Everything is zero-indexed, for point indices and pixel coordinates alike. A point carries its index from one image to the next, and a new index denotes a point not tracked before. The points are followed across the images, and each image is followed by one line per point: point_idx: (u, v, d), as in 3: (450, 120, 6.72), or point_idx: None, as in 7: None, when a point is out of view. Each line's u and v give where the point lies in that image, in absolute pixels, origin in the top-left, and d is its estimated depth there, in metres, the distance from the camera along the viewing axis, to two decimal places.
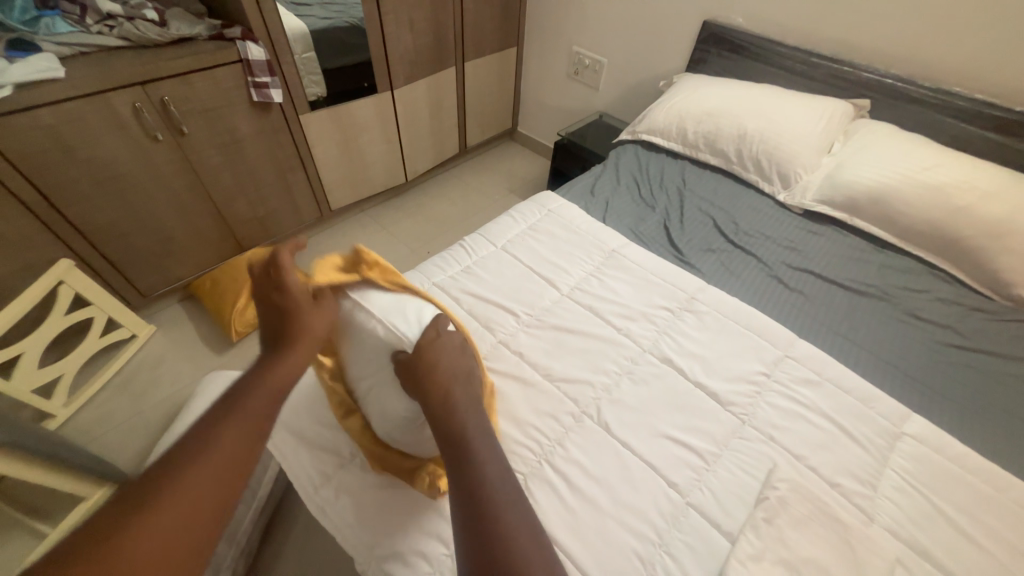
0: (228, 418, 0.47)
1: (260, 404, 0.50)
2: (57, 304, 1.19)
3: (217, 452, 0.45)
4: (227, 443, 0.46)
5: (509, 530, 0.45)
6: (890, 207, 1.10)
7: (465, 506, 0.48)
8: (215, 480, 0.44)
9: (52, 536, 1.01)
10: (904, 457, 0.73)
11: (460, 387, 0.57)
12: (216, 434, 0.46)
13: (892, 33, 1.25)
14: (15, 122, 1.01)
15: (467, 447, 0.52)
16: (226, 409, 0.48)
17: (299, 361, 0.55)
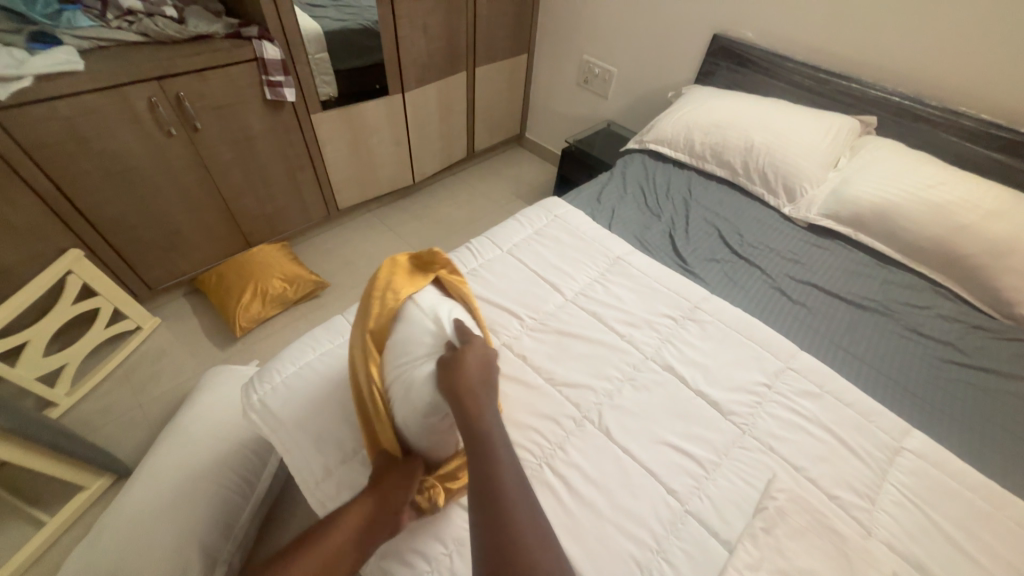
0: (318, 545, 0.60)
1: (340, 541, 0.61)
2: (64, 294, 1.20)
3: (298, 569, 0.59)
4: (308, 566, 0.59)
5: (524, 554, 0.51)
6: (895, 223, 1.10)
7: (485, 513, 0.53)
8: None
9: (50, 524, 1.01)
10: (903, 472, 0.74)
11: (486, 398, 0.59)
12: (305, 554, 0.60)
13: (900, 52, 1.26)
14: (34, 112, 1.02)
15: (492, 458, 0.56)
16: (321, 537, 0.61)
17: (384, 506, 0.61)
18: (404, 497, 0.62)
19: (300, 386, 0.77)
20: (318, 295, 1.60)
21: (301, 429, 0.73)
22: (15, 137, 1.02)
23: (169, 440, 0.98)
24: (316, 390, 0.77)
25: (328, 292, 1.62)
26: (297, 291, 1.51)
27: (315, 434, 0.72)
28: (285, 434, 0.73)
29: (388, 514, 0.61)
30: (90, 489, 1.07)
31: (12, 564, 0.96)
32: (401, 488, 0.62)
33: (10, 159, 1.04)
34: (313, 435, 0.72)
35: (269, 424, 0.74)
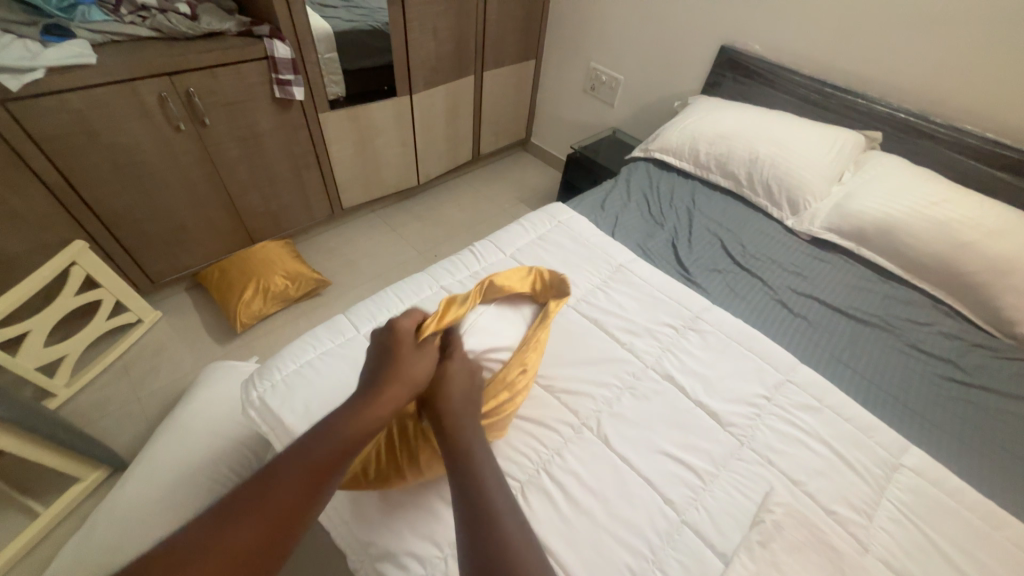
0: (303, 461, 0.54)
1: (330, 452, 0.55)
2: (68, 285, 1.20)
3: (285, 492, 0.51)
4: (293, 487, 0.52)
5: (513, 542, 0.51)
6: (897, 238, 1.11)
7: (471, 520, 0.52)
8: (280, 516, 0.50)
9: (44, 515, 1.01)
10: (901, 488, 0.74)
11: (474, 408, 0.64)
12: (289, 475, 0.53)
13: (906, 69, 1.27)
14: (45, 104, 1.03)
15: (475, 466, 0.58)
16: (304, 451, 0.55)
17: (382, 412, 0.60)
18: (400, 397, 0.62)
19: (301, 385, 0.77)
20: (320, 293, 1.60)
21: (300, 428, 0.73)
22: (25, 128, 1.03)
23: (167, 434, 0.98)
24: (316, 389, 0.77)
25: (330, 290, 1.62)
26: (299, 288, 1.51)
27: None
28: (284, 433, 0.73)
29: (384, 418, 0.60)
30: (86, 481, 1.07)
31: (4, 555, 0.95)
32: (402, 392, 0.62)
33: (19, 150, 1.04)
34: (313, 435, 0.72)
35: (268, 421, 0.74)
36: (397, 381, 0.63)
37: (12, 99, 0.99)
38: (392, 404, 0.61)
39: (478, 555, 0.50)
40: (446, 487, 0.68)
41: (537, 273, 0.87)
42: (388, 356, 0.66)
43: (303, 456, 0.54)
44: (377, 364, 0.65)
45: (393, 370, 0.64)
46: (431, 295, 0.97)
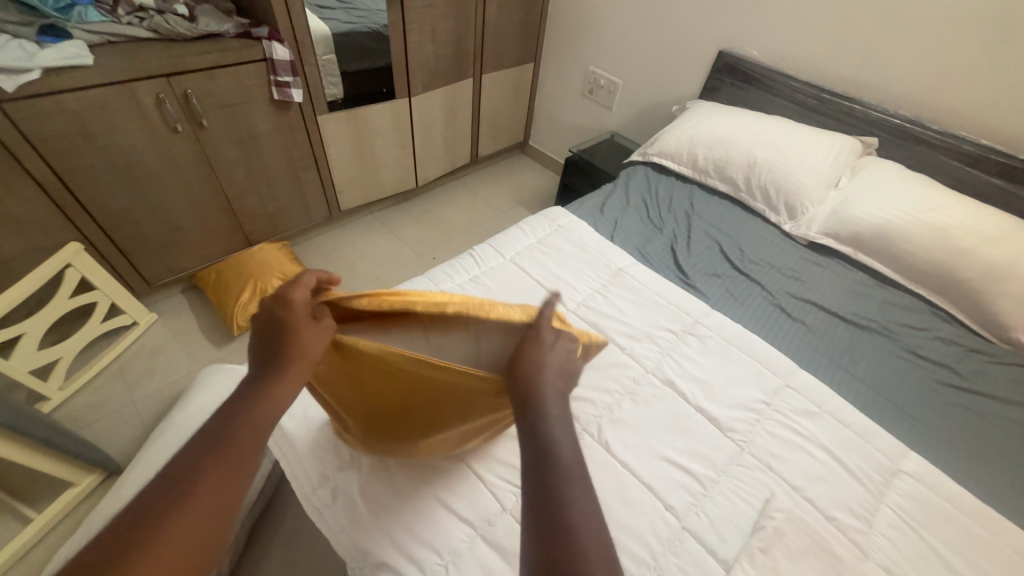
0: (224, 445, 0.45)
1: (253, 431, 0.46)
2: (62, 287, 1.19)
3: (211, 485, 0.42)
4: (218, 475, 0.43)
5: (575, 504, 0.40)
6: (894, 243, 1.11)
7: (534, 472, 0.43)
8: (215, 507, 0.41)
9: (37, 520, 0.99)
10: (900, 494, 0.74)
11: (546, 361, 0.53)
12: (213, 462, 0.43)
13: (902, 76, 1.28)
14: (41, 105, 1.02)
15: (543, 416, 0.47)
16: (220, 436, 0.45)
17: (292, 385, 0.51)
18: (308, 367, 0.53)
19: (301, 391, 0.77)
20: None
21: (300, 433, 0.73)
22: (21, 129, 1.02)
23: (162, 438, 0.97)
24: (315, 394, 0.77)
25: None
26: None
27: (316, 439, 0.72)
28: (283, 437, 0.72)
29: (295, 388, 0.51)
30: (79, 486, 1.05)
31: None
32: (308, 362, 0.53)
33: (15, 151, 1.03)
34: (313, 440, 0.72)
35: None
36: (300, 350, 0.52)
37: (7, 100, 0.98)
38: (298, 379, 0.52)
39: (538, 513, 0.40)
40: (447, 493, 0.67)
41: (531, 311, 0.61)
42: (282, 328, 0.53)
43: (220, 443, 0.45)
44: (268, 339, 0.53)
45: (286, 342, 0.52)
46: None
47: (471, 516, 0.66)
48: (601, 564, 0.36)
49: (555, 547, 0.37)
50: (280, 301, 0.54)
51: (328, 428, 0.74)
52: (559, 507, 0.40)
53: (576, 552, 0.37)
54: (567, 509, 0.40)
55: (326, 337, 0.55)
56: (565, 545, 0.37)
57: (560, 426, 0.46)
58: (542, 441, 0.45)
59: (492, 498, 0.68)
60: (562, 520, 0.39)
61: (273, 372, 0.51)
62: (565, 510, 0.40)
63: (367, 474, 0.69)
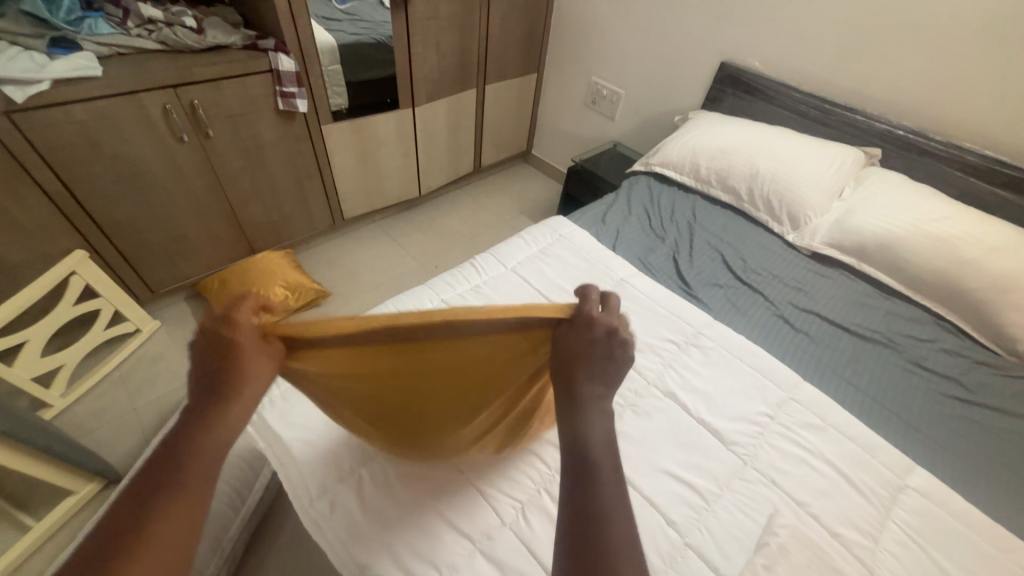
0: (178, 486, 0.42)
1: (206, 468, 0.45)
2: (66, 294, 1.19)
3: (171, 528, 0.40)
4: (177, 517, 0.41)
5: (606, 497, 0.41)
6: (898, 254, 1.11)
7: (570, 466, 0.44)
8: (173, 550, 0.40)
9: (34, 529, 0.99)
10: (907, 510, 0.73)
11: (585, 351, 0.51)
12: (168, 504, 0.41)
13: (904, 87, 1.28)
14: (49, 115, 1.03)
15: (580, 412, 0.47)
16: (172, 476, 0.43)
17: (239, 415, 0.48)
18: (256, 396, 0.50)
19: (300, 403, 0.77)
20: (320, 303, 1.59)
21: (298, 444, 0.72)
22: (29, 138, 1.03)
23: None
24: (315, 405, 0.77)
25: (329, 300, 1.61)
26: (298, 299, 1.51)
27: (314, 450, 0.72)
28: (281, 447, 0.72)
29: (242, 418, 0.49)
30: (78, 494, 1.05)
31: None
32: (255, 391, 0.50)
33: (23, 160, 1.04)
34: (312, 451, 0.71)
35: (266, 437, 0.74)
36: (247, 378, 0.49)
37: (17, 111, 0.99)
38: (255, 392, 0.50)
39: (570, 508, 0.41)
40: (447, 507, 0.67)
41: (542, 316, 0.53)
42: (227, 358, 0.49)
43: (173, 483, 0.42)
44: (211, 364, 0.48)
45: (233, 373, 0.49)
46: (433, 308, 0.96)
47: (471, 531, 0.65)
48: (629, 558, 0.37)
49: (586, 535, 0.39)
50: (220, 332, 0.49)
51: (328, 439, 0.74)
52: (592, 499, 0.41)
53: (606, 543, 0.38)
54: (599, 501, 0.41)
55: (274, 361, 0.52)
56: (597, 535, 0.39)
57: (601, 422, 0.47)
58: (581, 436, 0.45)
59: (492, 511, 0.67)
60: (595, 510, 0.40)
61: (222, 404, 0.48)
62: (598, 502, 0.41)
63: (366, 486, 0.68)
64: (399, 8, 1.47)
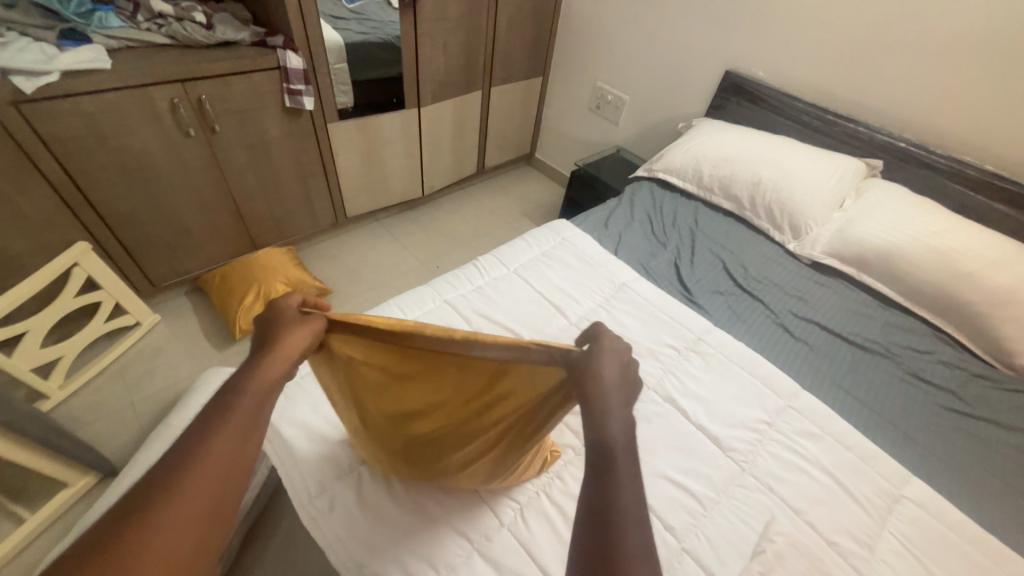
0: (229, 414, 0.43)
1: (255, 400, 0.45)
2: (68, 286, 1.19)
3: (223, 452, 0.40)
4: (229, 440, 0.41)
5: (621, 500, 0.39)
6: (899, 266, 1.11)
7: (588, 468, 0.42)
8: (226, 473, 0.40)
9: (30, 520, 0.99)
10: (903, 520, 0.73)
11: (606, 364, 0.49)
12: (221, 429, 0.42)
13: (906, 101, 1.29)
14: (57, 106, 1.04)
15: (599, 412, 0.45)
16: (222, 407, 0.43)
17: (286, 359, 0.50)
18: (301, 346, 0.52)
19: (301, 400, 0.77)
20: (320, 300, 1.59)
21: (298, 440, 0.72)
22: (36, 129, 1.04)
23: (161, 440, 0.97)
24: (315, 402, 0.77)
25: (330, 298, 1.62)
26: None
27: (314, 448, 0.72)
28: (282, 443, 0.72)
29: (290, 363, 0.50)
30: (75, 486, 1.05)
31: None
32: (302, 343, 0.52)
33: (29, 150, 1.05)
34: (312, 450, 0.72)
35: (266, 433, 0.74)
36: (295, 333, 0.52)
37: (25, 101, 1.00)
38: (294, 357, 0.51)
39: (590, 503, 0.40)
40: (447, 508, 0.67)
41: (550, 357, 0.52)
42: (276, 321, 0.53)
43: (226, 412, 0.43)
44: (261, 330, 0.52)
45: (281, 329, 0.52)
46: (434, 308, 0.97)
47: (470, 532, 0.65)
48: (640, 563, 0.35)
49: (598, 537, 0.37)
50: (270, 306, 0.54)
51: (328, 435, 0.74)
52: (607, 501, 0.39)
53: (618, 546, 0.36)
54: (614, 505, 0.39)
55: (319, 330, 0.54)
56: (609, 538, 0.37)
57: (620, 425, 0.44)
58: (600, 438, 0.44)
59: (492, 514, 0.67)
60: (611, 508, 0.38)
61: (267, 351, 0.49)
62: (613, 505, 0.39)
63: (366, 485, 0.69)
64: (407, 9, 1.47)
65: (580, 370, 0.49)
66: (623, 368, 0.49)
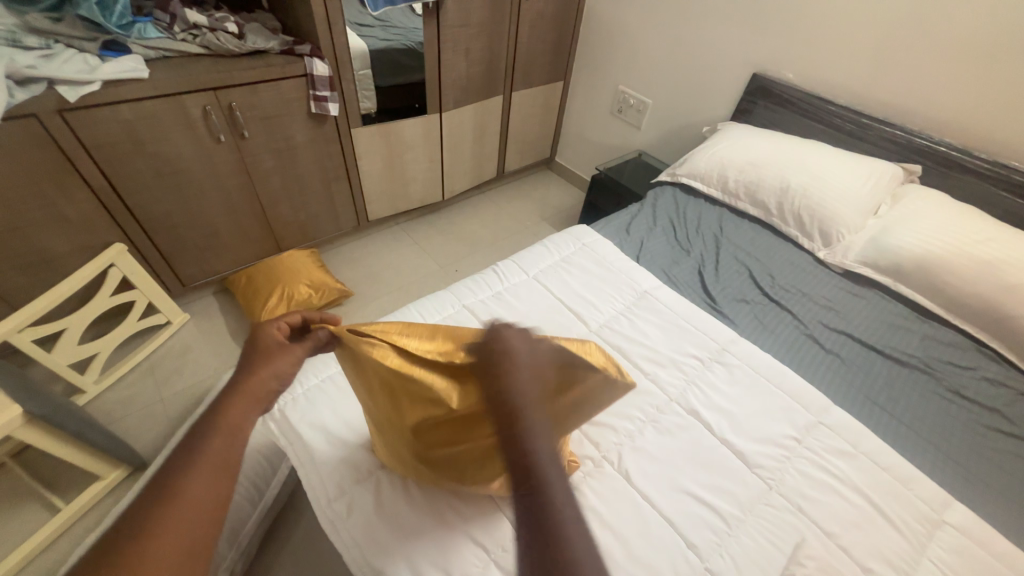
0: (199, 458, 0.45)
1: (225, 442, 0.48)
2: (105, 285, 1.24)
3: (202, 486, 0.44)
4: (203, 481, 0.44)
5: (553, 501, 0.44)
6: (939, 277, 1.06)
7: (518, 483, 0.46)
8: (200, 509, 0.43)
9: (64, 511, 1.03)
10: (944, 548, 0.69)
11: (513, 373, 0.53)
12: (213, 433, 0.48)
13: (948, 103, 1.24)
14: (98, 114, 1.09)
15: (524, 427, 0.49)
16: (191, 452, 0.46)
17: (251, 400, 0.52)
18: (268, 386, 0.55)
19: (322, 402, 0.78)
20: (341, 303, 1.62)
21: (318, 443, 0.73)
22: (79, 136, 1.09)
23: None
24: (336, 406, 0.78)
25: (351, 300, 1.64)
26: (322, 298, 1.54)
27: (333, 451, 0.73)
28: (302, 446, 0.73)
29: (258, 403, 0.53)
30: (107, 479, 1.08)
31: (22, 550, 0.97)
32: (268, 382, 0.55)
33: (71, 156, 1.10)
34: (332, 453, 0.72)
35: (287, 435, 0.75)
36: (263, 372, 0.55)
37: (69, 110, 1.04)
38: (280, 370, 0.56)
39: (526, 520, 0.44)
40: (464, 516, 0.66)
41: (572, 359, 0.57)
42: (247, 358, 0.56)
43: (196, 455, 0.46)
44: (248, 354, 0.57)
45: (251, 367, 0.55)
46: (453, 313, 0.97)
47: (486, 542, 0.64)
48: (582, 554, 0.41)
49: (541, 546, 0.42)
50: (252, 339, 0.57)
51: (347, 439, 0.74)
52: (541, 510, 0.44)
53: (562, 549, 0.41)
54: (549, 509, 0.44)
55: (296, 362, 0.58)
56: (552, 544, 0.42)
57: (540, 431, 0.50)
58: (522, 450, 0.48)
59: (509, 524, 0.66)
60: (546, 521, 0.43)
61: (249, 374, 0.54)
62: (547, 512, 0.44)
63: (383, 490, 0.69)
64: (431, 15, 1.49)
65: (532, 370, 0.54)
66: (542, 363, 0.55)
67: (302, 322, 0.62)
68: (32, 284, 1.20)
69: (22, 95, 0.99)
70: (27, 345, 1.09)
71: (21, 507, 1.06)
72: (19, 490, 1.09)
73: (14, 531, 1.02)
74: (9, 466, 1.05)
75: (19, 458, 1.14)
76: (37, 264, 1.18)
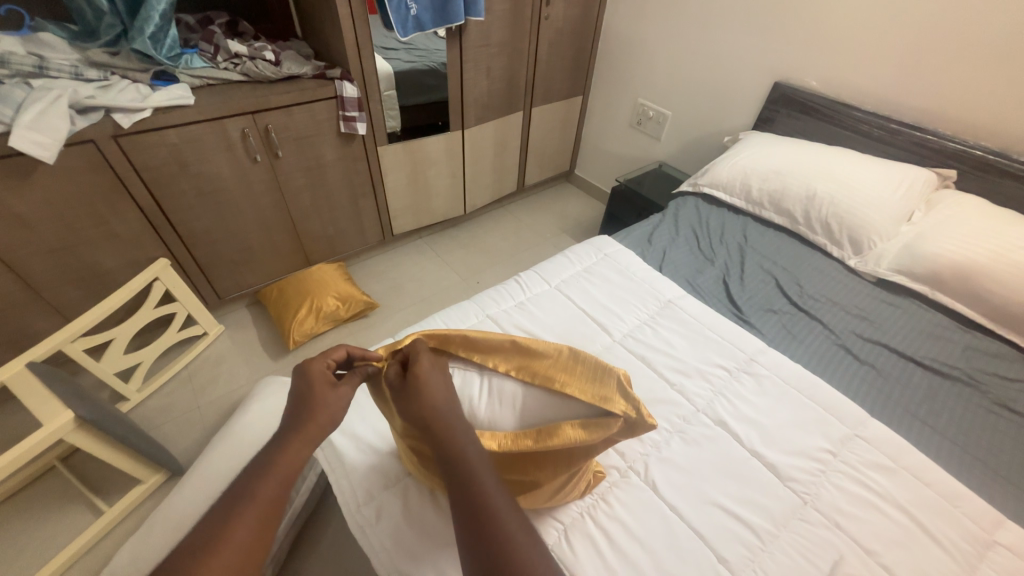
0: (250, 502, 0.49)
1: (275, 489, 0.51)
2: (149, 298, 1.32)
3: (244, 532, 0.47)
4: (248, 529, 0.47)
5: (490, 493, 0.48)
6: (981, 285, 1.01)
7: (449, 486, 0.50)
8: (244, 555, 0.46)
9: (106, 514, 1.07)
10: (996, 570, 0.65)
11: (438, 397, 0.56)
12: (267, 478, 0.51)
13: (983, 106, 1.20)
14: (149, 139, 1.17)
15: (466, 457, 0.51)
16: (248, 492, 0.50)
17: (305, 445, 0.54)
18: (322, 432, 0.56)
19: (351, 411, 0.81)
20: (367, 315, 1.66)
21: (348, 450, 0.75)
22: (131, 159, 1.17)
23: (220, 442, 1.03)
24: (365, 414, 0.80)
25: (377, 312, 1.68)
26: (348, 309, 1.58)
27: (364, 458, 0.74)
28: (332, 451, 0.75)
29: (310, 446, 0.55)
30: (147, 483, 1.13)
31: (68, 550, 1.02)
32: (323, 427, 0.56)
33: (123, 177, 1.18)
34: (363, 459, 0.74)
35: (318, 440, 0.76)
36: (320, 417, 0.56)
37: (123, 135, 1.13)
38: (328, 424, 0.57)
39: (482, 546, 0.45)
40: None
41: (602, 387, 0.58)
42: (303, 395, 0.58)
43: (252, 496, 0.49)
44: (299, 395, 0.58)
45: (308, 410, 0.56)
46: (477, 322, 0.98)
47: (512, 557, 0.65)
48: (524, 538, 0.45)
49: (486, 538, 0.45)
50: (301, 373, 0.59)
51: (376, 447, 0.76)
52: (479, 502, 0.48)
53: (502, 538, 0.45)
54: (483, 494, 0.48)
55: (345, 402, 0.60)
56: (495, 528, 0.46)
57: (470, 443, 0.53)
58: (448, 457, 0.52)
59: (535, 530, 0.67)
60: (501, 542, 0.45)
61: (304, 421, 0.56)
62: (487, 503, 0.48)
63: (410, 497, 0.70)
64: (454, 37, 1.54)
65: (523, 390, 0.61)
66: (443, 372, 0.60)
67: (346, 357, 0.64)
68: (83, 297, 1.28)
69: (82, 123, 1.07)
70: (79, 354, 1.16)
71: (68, 510, 1.11)
72: (67, 493, 1.15)
73: (61, 532, 1.08)
74: (59, 469, 1.12)
75: (67, 462, 1.20)
76: (89, 278, 1.26)
